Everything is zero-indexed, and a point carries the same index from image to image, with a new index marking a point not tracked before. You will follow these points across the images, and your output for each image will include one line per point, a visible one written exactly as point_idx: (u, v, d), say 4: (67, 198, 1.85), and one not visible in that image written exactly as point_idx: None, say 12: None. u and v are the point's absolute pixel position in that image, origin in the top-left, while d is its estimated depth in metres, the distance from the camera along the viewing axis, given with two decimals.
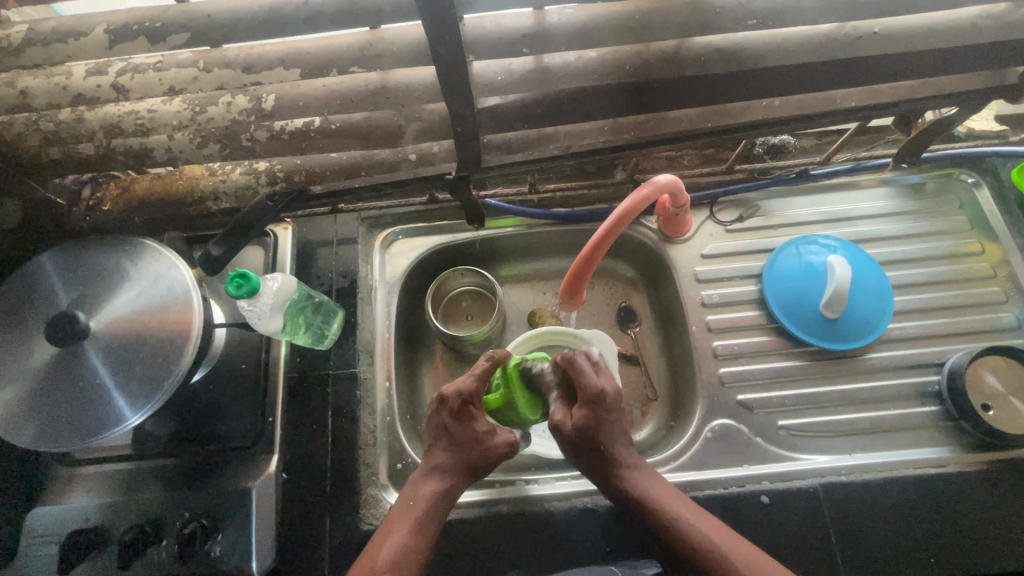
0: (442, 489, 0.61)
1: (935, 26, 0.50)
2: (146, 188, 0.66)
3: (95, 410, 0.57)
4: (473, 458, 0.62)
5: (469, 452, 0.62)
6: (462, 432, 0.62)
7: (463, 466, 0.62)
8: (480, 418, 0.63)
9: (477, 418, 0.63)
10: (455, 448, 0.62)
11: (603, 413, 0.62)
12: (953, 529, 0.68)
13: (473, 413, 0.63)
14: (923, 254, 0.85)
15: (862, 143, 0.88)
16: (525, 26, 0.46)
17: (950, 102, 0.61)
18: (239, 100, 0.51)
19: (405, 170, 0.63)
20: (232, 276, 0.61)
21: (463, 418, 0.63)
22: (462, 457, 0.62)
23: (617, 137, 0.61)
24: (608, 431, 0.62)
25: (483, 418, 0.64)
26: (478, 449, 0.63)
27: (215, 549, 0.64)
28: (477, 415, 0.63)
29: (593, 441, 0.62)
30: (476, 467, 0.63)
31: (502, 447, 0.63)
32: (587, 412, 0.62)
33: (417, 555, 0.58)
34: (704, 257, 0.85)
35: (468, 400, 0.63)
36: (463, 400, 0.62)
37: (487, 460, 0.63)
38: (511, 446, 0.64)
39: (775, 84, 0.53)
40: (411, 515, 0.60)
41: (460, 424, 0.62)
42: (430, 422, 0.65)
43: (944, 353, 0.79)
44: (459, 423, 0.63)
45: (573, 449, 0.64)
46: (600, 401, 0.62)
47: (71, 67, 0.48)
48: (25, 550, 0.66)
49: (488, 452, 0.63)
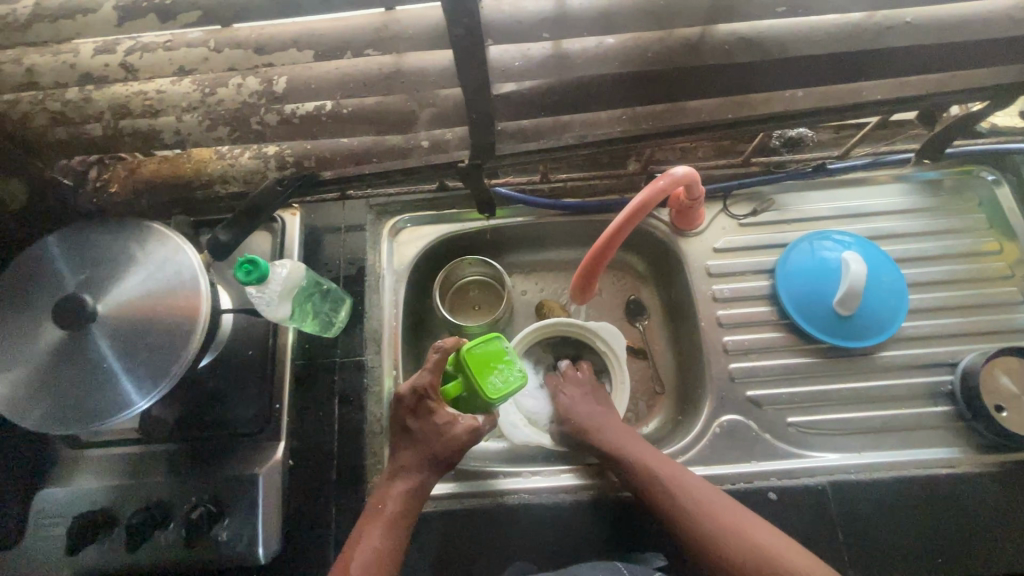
0: (409, 485, 0.62)
1: (969, 16, 0.49)
2: (153, 171, 0.64)
3: (103, 393, 0.56)
4: (435, 451, 0.63)
5: (430, 444, 0.63)
6: (421, 428, 0.64)
7: (428, 459, 0.63)
8: (440, 410, 0.64)
9: (435, 409, 0.64)
10: (417, 444, 0.63)
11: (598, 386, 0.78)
12: (961, 530, 0.67)
13: (430, 406, 0.63)
14: (939, 252, 0.83)
15: (881, 138, 0.86)
16: (545, 10, 0.45)
17: (979, 97, 0.59)
18: (250, 82, 0.50)
19: (417, 157, 0.62)
20: (242, 261, 0.60)
21: (420, 413, 0.64)
22: (423, 450, 0.63)
23: (634, 127, 0.60)
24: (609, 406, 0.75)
25: (443, 409, 0.64)
26: (439, 441, 0.63)
27: (223, 534, 0.64)
28: (434, 407, 0.64)
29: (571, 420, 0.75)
30: (440, 460, 0.63)
31: (465, 434, 0.63)
32: (587, 380, 0.79)
33: (394, 551, 0.58)
34: (716, 250, 0.84)
35: (422, 394, 0.64)
36: (418, 395, 0.64)
37: (451, 453, 0.63)
38: (472, 432, 0.63)
39: (799, 75, 0.52)
40: (383, 515, 0.60)
41: (420, 420, 0.64)
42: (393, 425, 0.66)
43: (958, 352, 0.78)
44: (417, 419, 0.64)
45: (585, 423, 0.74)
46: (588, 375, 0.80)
47: (79, 45, 0.47)
48: (33, 531, 0.66)
49: (450, 443, 0.63)
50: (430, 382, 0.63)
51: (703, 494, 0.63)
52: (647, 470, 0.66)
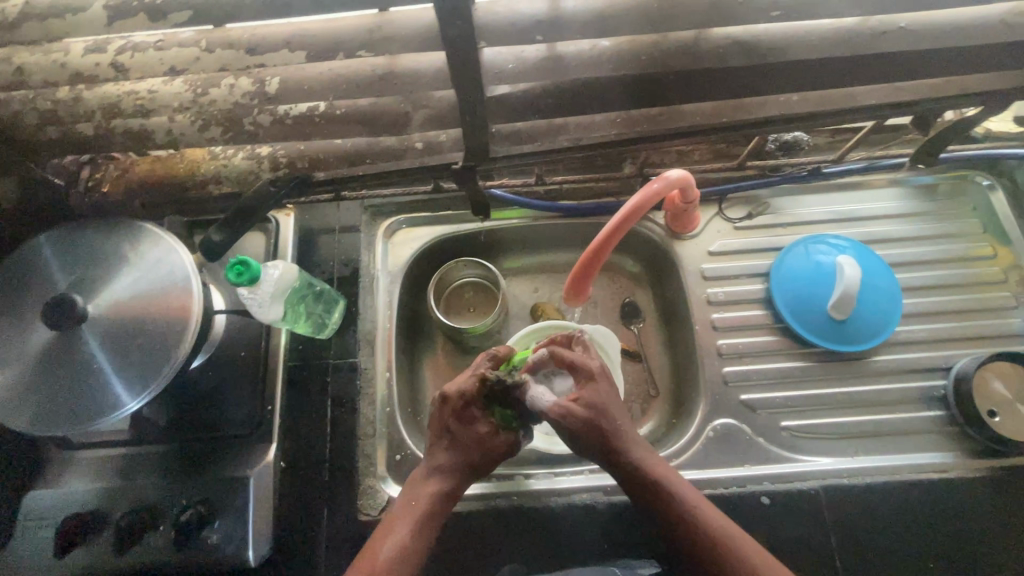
0: (441, 489, 0.60)
1: (962, 22, 0.49)
2: (145, 171, 0.64)
3: (93, 394, 0.56)
4: (477, 458, 0.61)
5: (471, 450, 0.61)
6: (464, 433, 0.61)
7: (466, 466, 0.61)
8: (481, 417, 0.62)
9: (480, 416, 0.63)
10: (457, 449, 0.61)
11: (606, 389, 0.61)
12: (953, 535, 0.67)
13: (475, 414, 0.62)
14: (934, 257, 0.83)
15: (876, 142, 0.86)
16: (539, 13, 0.45)
17: (973, 103, 0.59)
18: (243, 82, 0.49)
19: (411, 158, 0.62)
20: (233, 262, 0.60)
21: (464, 419, 0.62)
22: (463, 455, 0.61)
23: (629, 130, 0.60)
24: (611, 421, 0.59)
25: (485, 417, 0.63)
26: (480, 448, 0.62)
27: (213, 536, 0.64)
28: (479, 414, 0.62)
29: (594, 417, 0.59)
30: (477, 468, 0.62)
31: (504, 446, 0.62)
32: (591, 388, 0.60)
33: (419, 554, 0.57)
34: (711, 254, 0.84)
35: (471, 400, 0.62)
36: (465, 400, 0.62)
37: (488, 462, 0.62)
38: (511, 445, 0.63)
39: (793, 79, 0.52)
40: (411, 516, 0.58)
41: (462, 425, 0.62)
42: (431, 425, 0.63)
43: (952, 357, 0.78)
44: (462, 423, 0.62)
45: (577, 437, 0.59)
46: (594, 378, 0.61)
47: (69, 44, 0.47)
48: (21, 534, 0.65)
49: (490, 452, 0.62)
50: (478, 389, 0.62)
51: (705, 507, 0.58)
52: (645, 485, 0.58)
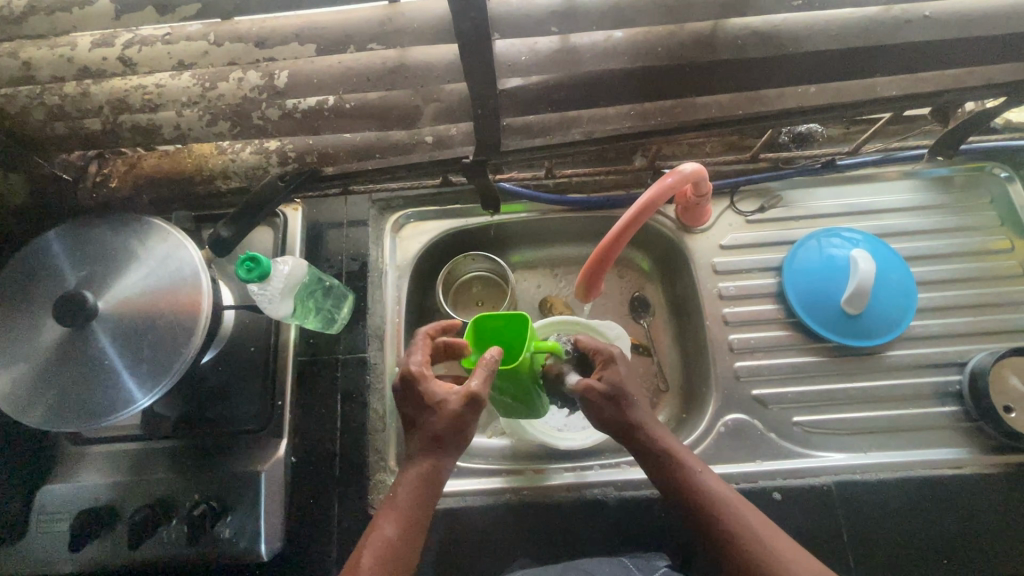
0: (418, 468, 0.58)
1: (987, 10, 0.48)
2: (153, 166, 0.64)
3: (104, 391, 0.56)
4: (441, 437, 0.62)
5: (427, 422, 0.58)
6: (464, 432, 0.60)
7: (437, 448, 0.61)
8: (431, 384, 0.59)
9: (425, 386, 0.59)
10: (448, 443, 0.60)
11: (623, 370, 0.63)
12: (966, 531, 0.66)
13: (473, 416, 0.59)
14: (949, 250, 0.82)
15: (892, 133, 0.85)
16: (553, 3, 0.44)
17: (997, 92, 0.58)
18: (252, 76, 0.49)
19: (421, 152, 0.61)
20: (244, 258, 0.59)
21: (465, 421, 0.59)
22: (423, 428, 0.58)
23: (642, 123, 0.58)
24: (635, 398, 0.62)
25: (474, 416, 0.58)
26: None
27: (225, 531, 0.64)
28: (427, 383, 0.59)
29: (624, 397, 0.61)
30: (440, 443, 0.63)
31: (458, 411, 0.57)
32: (611, 369, 0.62)
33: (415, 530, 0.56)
34: (723, 247, 0.83)
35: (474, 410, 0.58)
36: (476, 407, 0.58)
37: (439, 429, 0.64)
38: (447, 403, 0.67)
39: (811, 70, 0.51)
40: (406, 493, 0.57)
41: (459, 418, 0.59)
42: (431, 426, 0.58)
43: (967, 352, 0.77)
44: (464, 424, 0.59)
45: (598, 413, 0.60)
46: (613, 362, 0.63)
47: (76, 39, 0.47)
48: (37, 528, 0.66)
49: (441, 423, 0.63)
50: (422, 363, 0.60)
51: (741, 506, 0.57)
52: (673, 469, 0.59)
